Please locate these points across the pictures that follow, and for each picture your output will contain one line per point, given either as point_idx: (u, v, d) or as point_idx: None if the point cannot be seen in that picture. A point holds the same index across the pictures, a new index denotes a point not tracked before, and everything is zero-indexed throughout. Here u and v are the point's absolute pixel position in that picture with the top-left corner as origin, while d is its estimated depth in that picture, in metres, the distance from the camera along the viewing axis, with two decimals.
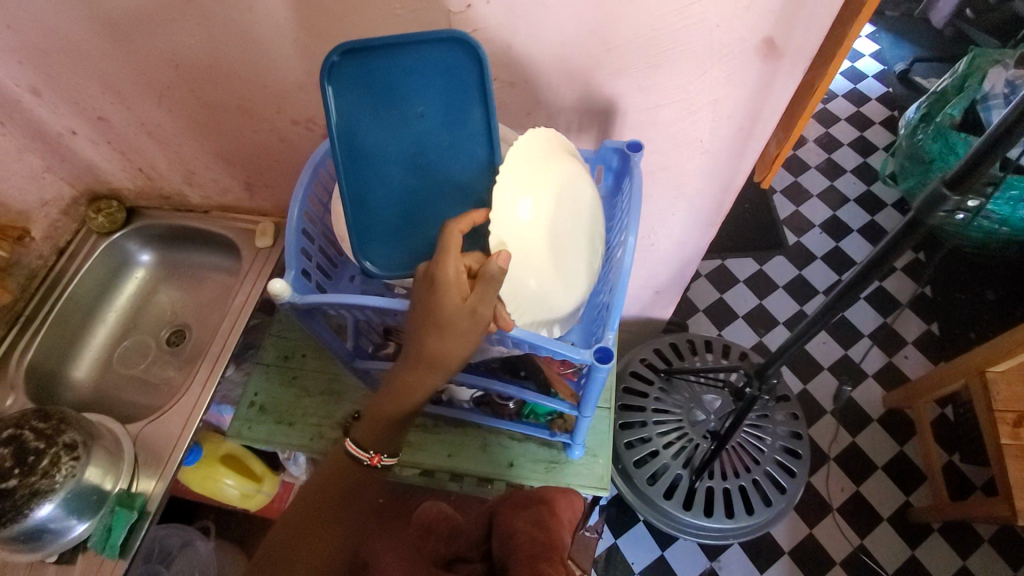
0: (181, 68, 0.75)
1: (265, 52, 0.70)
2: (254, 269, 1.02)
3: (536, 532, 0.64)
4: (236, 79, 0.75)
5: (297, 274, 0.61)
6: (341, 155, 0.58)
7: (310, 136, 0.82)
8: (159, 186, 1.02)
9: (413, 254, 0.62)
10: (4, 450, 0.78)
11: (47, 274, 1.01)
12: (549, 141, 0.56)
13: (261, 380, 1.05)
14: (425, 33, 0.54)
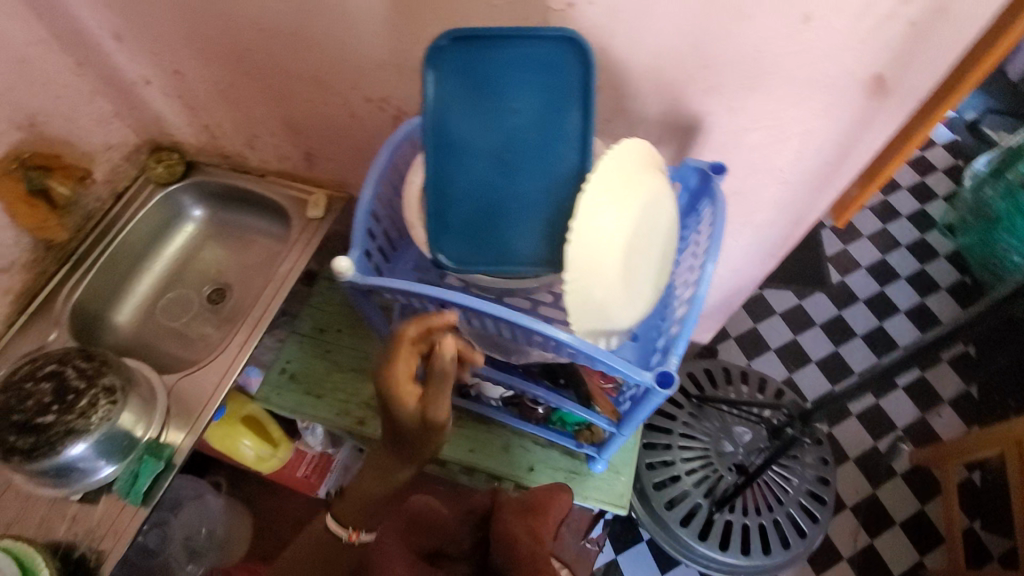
0: (265, 32, 0.75)
1: (352, 27, 0.70)
2: (303, 238, 1.02)
3: (518, 526, 0.61)
4: (318, 50, 0.75)
5: (360, 253, 0.60)
6: (429, 140, 0.58)
7: (380, 115, 0.82)
8: (220, 144, 1.03)
9: (483, 253, 0.60)
10: (44, 384, 0.78)
11: (102, 217, 1.03)
12: (645, 153, 0.53)
13: (294, 349, 1.06)
14: (533, 29, 0.54)
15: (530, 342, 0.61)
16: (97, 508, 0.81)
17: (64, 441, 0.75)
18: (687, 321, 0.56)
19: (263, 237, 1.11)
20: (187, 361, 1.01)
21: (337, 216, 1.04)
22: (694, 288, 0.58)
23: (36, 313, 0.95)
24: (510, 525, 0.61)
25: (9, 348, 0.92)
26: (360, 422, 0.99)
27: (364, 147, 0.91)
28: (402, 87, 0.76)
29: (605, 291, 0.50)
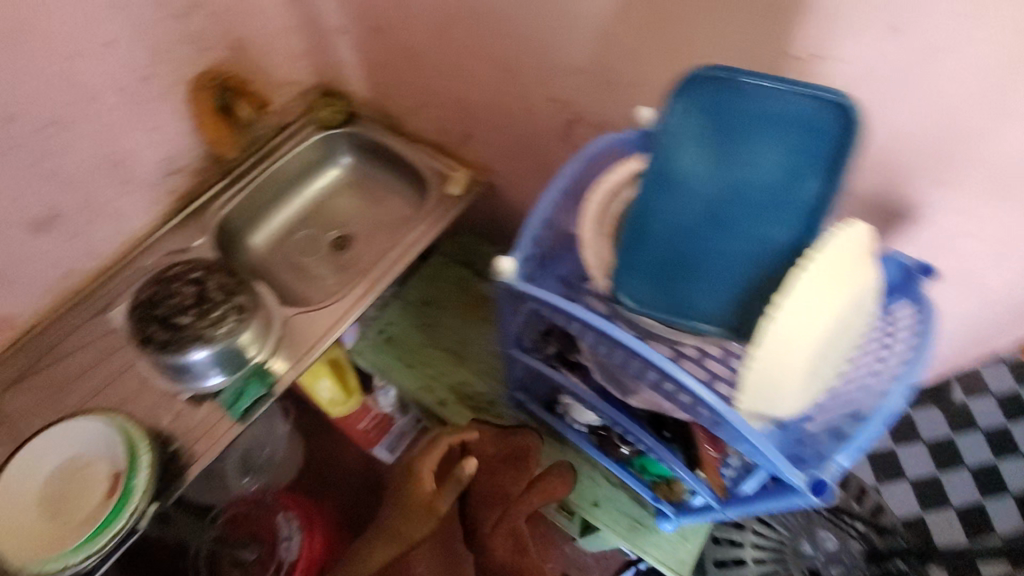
0: (475, 12, 0.77)
1: (566, 26, 0.70)
2: (436, 212, 1.03)
3: (500, 481, 0.82)
4: (520, 40, 0.76)
5: (524, 257, 0.59)
6: (647, 174, 0.54)
7: (557, 116, 0.81)
8: (385, 103, 1.07)
9: (668, 306, 0.55)
10: (188, 288, 0.84)
11: (265, 144, 1.09)
12: (875, 245, 0.48)
13: (397, 314, 1.08)
14: (805, 87, 0.47)
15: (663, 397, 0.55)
16: (200, 411, 0.86)
17: (193, 344, 0.80)
18: (862, 430, 0.51)
19: (398, 199, 1.14)
20: (302, 297, 1.05)
21: (474, 199, 1.04)
22: (877, 396, 0.53)
23: (190, 216, 1.03)
24: (495, 480, 0.82)
25: (162, 242, 1.01)
26: (442, 404, 1.00)
27: (525, 142, 0.91)
28: (590, 94, 0.75)
29: (789, 379, 0.46)
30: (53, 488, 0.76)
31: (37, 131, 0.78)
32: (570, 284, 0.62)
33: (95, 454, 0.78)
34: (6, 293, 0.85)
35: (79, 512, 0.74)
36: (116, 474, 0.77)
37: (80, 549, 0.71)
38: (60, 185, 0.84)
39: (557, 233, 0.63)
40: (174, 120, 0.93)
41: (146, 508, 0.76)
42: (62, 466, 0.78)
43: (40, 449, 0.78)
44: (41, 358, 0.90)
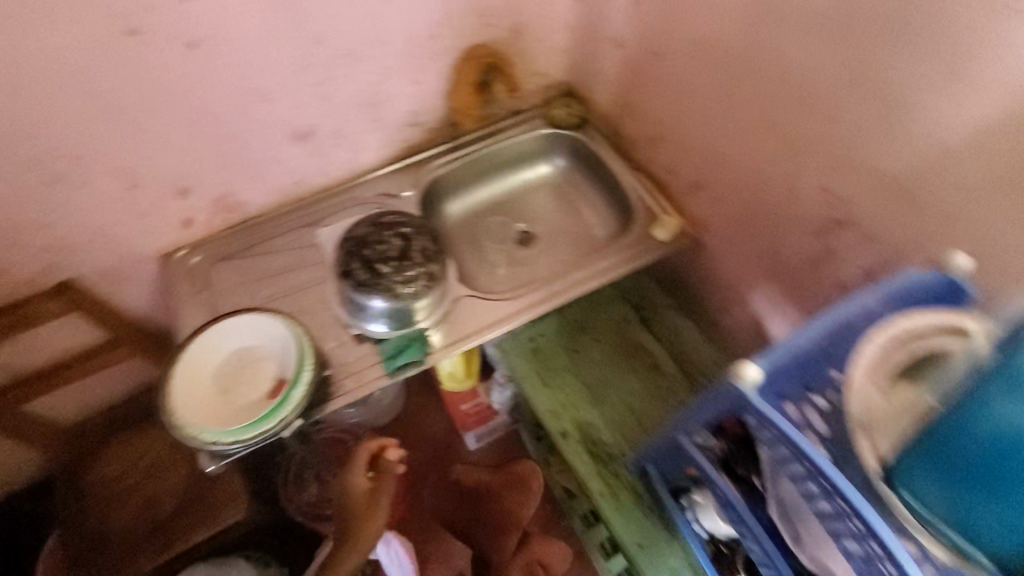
0: (784, 79, 0.72)
1: (890, 131, 0.62)
2: (631, 249, 0.98)
3: (506, 501, 1.23)
4: (821, 123, 0.69)
5: (769, 367, 0.55)
6: (994, 379, 0.41)
7: (821, 211, 0.74)
8: (624, 123, 1.04)
9: (959, 536, 0.43)
10: (396, 240, 0.86)
11: (494, 123, 1.11)
12: None
13: (550, 327, 1.03)
14: None
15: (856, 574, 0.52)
16: (357, 349, 0.90)
17: (379, 294, 0.83)
18: None
19: (594, 217, 1.12)
20: (472, 277, 1.06)
21: (676, 249, 0.97)
22: None
23: (407, 165, 1.09)
24: (497, 504, 1.23)
25: (377, 181, 1.07)
26: (563, 436, 0.94)
27: (764, 217, 0.83)
28: (876, 209, 0.67)
29: None
30: (231, 366, 0.83)
31: (331, 57, 0.86)
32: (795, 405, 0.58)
33: (272, 353, 0.84)
34: (251, 182, 0.96)
35: (243, 399, 0.81)
36: (281, 381, 0.82)
37: (232, 435, 0.76)
38: (328, 106, 0.92)
39: (806, 355, 0.55)
40: (435, 78, 0.98)
41: (291, 423, 0.79)
42: (244, 350, 0.85)
43: (234, 327, 0.85)
44: (253, 245, 1.01)
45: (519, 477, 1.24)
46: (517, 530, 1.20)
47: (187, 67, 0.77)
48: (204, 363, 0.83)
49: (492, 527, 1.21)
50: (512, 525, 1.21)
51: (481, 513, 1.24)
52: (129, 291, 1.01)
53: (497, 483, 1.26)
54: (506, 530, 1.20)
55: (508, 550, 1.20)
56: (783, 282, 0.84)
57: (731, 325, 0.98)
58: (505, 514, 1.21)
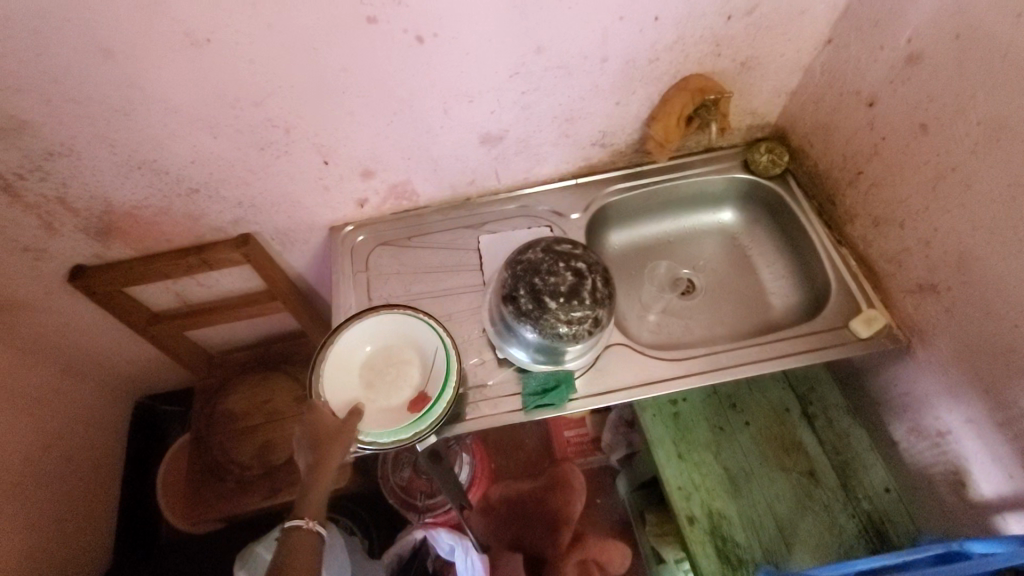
0: None
1: None
2: (818, 337, 0.85)
3: (556, 502, 1.29)
4: None
5: None
6: None
7: None
8: (841, 189, 0.89)
9: None
10: (568, 273, 0.80)
11: (683, 156, 1.02)
12: None
13: (697, 394, 0.94)
14: None
15: None
16: (499, 372, 0.87)
17: (541, 329, 0.79)
18: None
19: (771, 283, 0.99)
20: (622, 319, 0.98)
21: (875, 351, 0.83)
22: None
23: (580, 184, 1.02)
24: (547, 502, 1.29)
25: (546, 194, 1.02)
26: (690, 522, 0.84)
27: (1019, 358, 0.65)
28: None
29: None
30: (379, 363, 0.83)
31: (546, 68, 0.81)
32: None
33: (419, 361, 0.83)
34: (430, 175, 0.95)
35: (383, 400, 0.81)
36: (420, 394, 0.80)
37: (367, 435, 0.76)
38: (524, 115, 0.88)
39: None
40: (639, 102, 0.90)
41: (421, 439, 0.78)
42: (394, 350, 0.84)
43: (389, 323, 0.84)
44: (413, 235, 1.01)
45: (563, 481, 1.30)
46: (568, 527, 1.27)
47: (408, 59, 0.76)
48: (356, 352, 0.84)
49: (545, 523, 1.27)
50: (563, 522, 1.27)
51: (529, 514, 1.28)
52: (295, 252, 1.05)
53: (542, 487, 1.31)
54: (559, 526, 1.27)
55: (562, 546, 1.26)
56: (1021, 437, 0.68)
57: (916, 454, 0.83)
58: (556, 513, 1.28)
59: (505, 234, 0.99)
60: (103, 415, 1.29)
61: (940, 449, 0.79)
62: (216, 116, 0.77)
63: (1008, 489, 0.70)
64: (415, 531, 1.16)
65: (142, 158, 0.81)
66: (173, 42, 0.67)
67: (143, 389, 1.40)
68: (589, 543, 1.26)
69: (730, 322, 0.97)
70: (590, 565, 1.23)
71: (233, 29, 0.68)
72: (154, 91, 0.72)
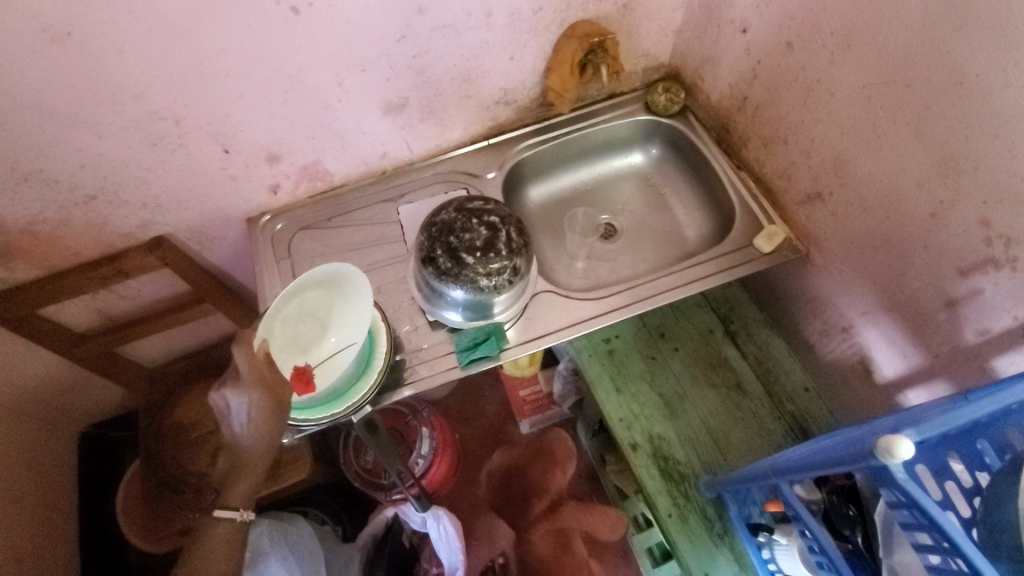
0: (932, 82, 0.60)
1: None
2: (727, 258, 0.90)
3: (538, 474, 1.29)
4: (974, 136, 0.58)
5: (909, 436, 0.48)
6: None
7: (964, 240, 0.62)
8: (733, 117, 0.94)
9: None
10: (483, 229, 0.82)
11: (587, 105, 1.05)
12: None
13: (627, 330, 0.98)
14: None
15: None
16: (433, 335, 0.89)
17: (463, 284, 0.81)
18: None
19: (685, 217, 1.04)
20: (549, 270, 1.01)
21: (779, 263, 0.88)
22: None
23: (492, 145, 1.04)
24: (528, 475, 1.30)
25: (460, 159, 1.03)
26: (633, 449, 0.89)
27: (896, 245, 0.71)
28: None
29: None
30: (310, 310, 0.81)
31: (431, 28, 0.81)
32: (943, 479, 0.51)
33: (340, 334, 0.80)
34: (338, 152, 0.95)
35: (279, 344, 0.79)
36: (304, 371, 0.77)
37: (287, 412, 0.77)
38: (420, 80, 0.88)
39: (960, 426, 0.50)
40: (532, 54, 0.92)
41: (345, 418, 0.80)
42: (330, 311, 0.82)
43: (352, 285, 0.82)
44: (333, 215, 1.01)
45: (545, 453, 1.31)
46: (546, 496, 1.26)
47: (288, 33, 0.75)
48: None
49: (524, 494, 1.28)
50: (542, 493, 1.27)
51: (510, 489, 1.29)
52: (215, 250, 1.03)
53: (525, 459, 1.32)
54: (537, 496, 1.27)
55: (537, 516, 1.25)
56: (908, 318, 0.74)
57: (828, 351, 0.89)
58: (535, 483, 1.28)
59: (424, 203, 1.00)
60: (47, 448, 1.25)
61: (848, 344, 0.85)
62: (98, 114, 0.74)
63: (904, 367, 0.77)
64: (386, 509, 1.19)
65: (26, 169, 0.77)
66: (32, 38, 0.65)
67: (84, 418, 1.36)
68: (566, 515, 1.22)
69: (651, 258, 1.02)
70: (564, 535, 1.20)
71: (96, 18, 0.65)
72: (22, 93, 0.69)
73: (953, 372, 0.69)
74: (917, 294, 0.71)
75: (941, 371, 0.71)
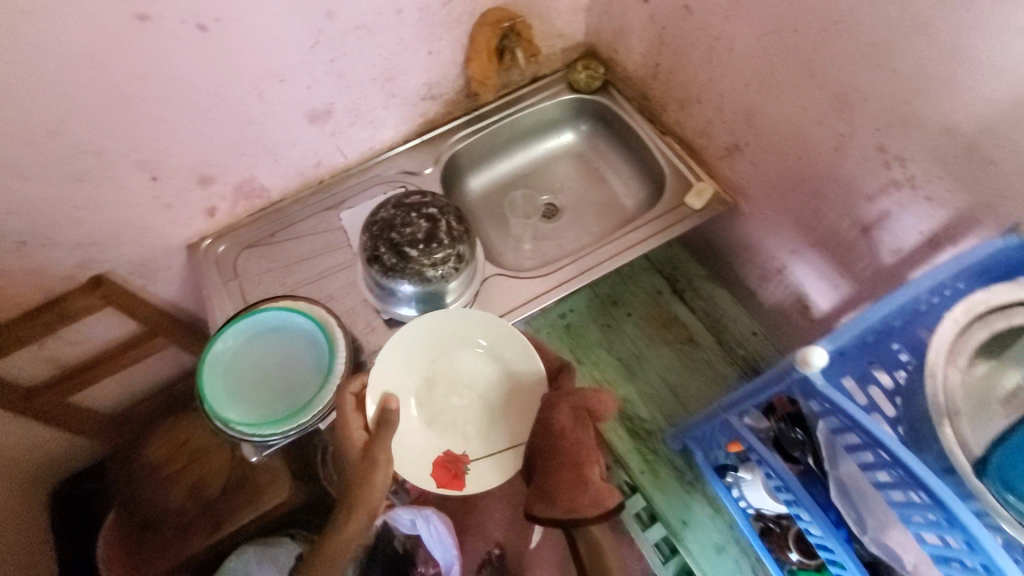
0: (815, 25, 0.64)
1: (932, 86, 0.56)
2: (663, 219, 0.94)
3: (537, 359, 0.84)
4: (858, 70, 0.62)
5: (828, 349, 0.51)
6: None
7: (871, 171, 0.66)
8: (650, 85, 0.98)
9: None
10: (423, 222, 0.84)
11: (513, 91, 1.08)
12: None
13: (580, 302, 1.01)
14: None
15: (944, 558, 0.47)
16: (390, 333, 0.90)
17: (410, 277, 0.82)
18: None
19: (621, 186, 1.07)
20: (498, 255, 1.03)
21: (710, 217, 0.93)
22: None
23: (425, 141, 1.05)
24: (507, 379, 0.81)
25: (395, 159, 1.05)
26: None
27: (810, 183, 0.75)
28: (924, 165, 0.60)
29: None
30: (472, 383, 0.83)
31: (344, 31, 0.82)
32: (866, 386, 0.55)
33: (503, 425, 0.81)
34: (272, 166, 0.95)
35: (428, 417, 0.81)
36: (456, 464, 0.78)
37: (260, 434, 0.77)
38: (342, 84, 0.89)
39: (874, 331, 0.52)
40: (449, 47, 0.94)
41: (312, 426, 0.79)
42: (494, 392, 0.83)
43: (522, 365, 0.82)
44: (275, 231, 1.00)
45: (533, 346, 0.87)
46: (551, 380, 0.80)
47: (200, 51, 0.74)
48: (250, 319, 0.84)
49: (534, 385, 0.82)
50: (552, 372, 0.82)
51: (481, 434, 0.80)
52: (160, 281, 1.01)
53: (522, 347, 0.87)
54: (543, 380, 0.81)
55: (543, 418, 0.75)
56: (832, 251, 0.78)
57: (767, 295, 0.94)
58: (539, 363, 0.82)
59: (364, 206, 1.01)
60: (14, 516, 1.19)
61: (784, 284, 0.89)
62: (15, 157, 0.72)
63: (835, 297, 0.81)
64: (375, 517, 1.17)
65: None
66: None
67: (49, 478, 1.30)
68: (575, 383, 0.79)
69: (594, 231, 1.05)
70: (578, 415, 0.74)
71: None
72: None
73: (877, 295, 0.74)
74: (835, 226, 0.75)
75: (867, 296, 0.76)
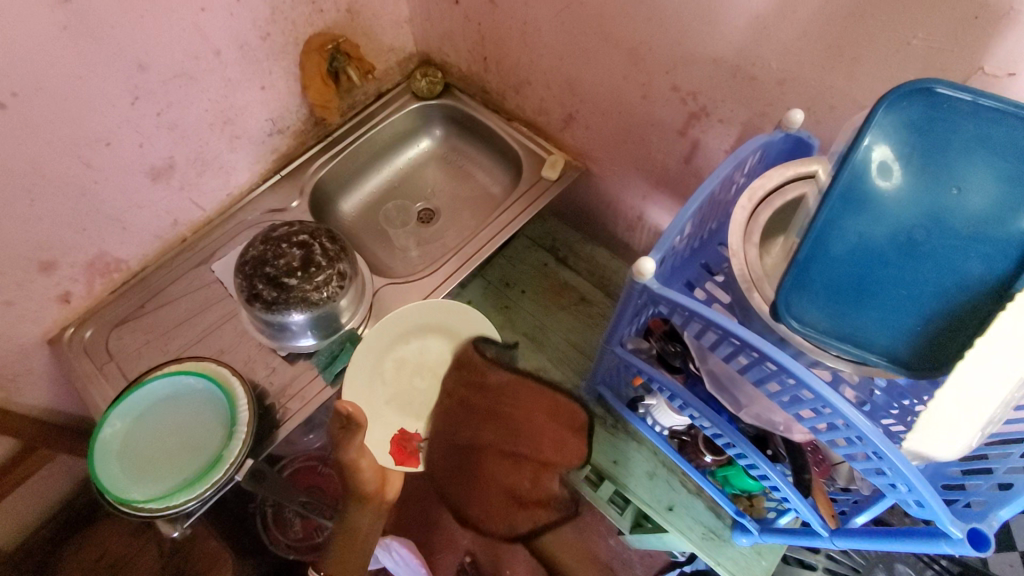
0: None
1: (698, 25, 0.65)
2: (529, 194, 1.00)
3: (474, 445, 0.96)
4: (641, 24, 0.71)
5: (661, 257, 0.58)
6: (834, 193, 0.47)
7: (678, 109, 0.75)
8: (485, 78, 1.05)
9: (836, 323, 0.47)
10: (296, 250, 0.85)
11: (362, 110, 1.11)
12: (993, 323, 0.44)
13: (477, 293, 1.05)
14: (1009, 101, 0.43)
15: (795, 405, 0.54)
16: (294, 369, 0.89)
17: (296, 306, 0.82)
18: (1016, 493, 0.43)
19: (486, 176, 1.13)
20: (387, 268, 1.06)
21: (568, 183, 1.01)
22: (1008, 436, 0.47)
23: (285, 176, 1.06)
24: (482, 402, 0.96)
25: (257, 200, 1.04)
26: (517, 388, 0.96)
27: (638, 131, 0.84)
28: (719, 92, 0.69)
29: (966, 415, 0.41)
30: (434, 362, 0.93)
31: (163, 81, 0.81)
32: (702, 285, 0.65)
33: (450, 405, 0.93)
34: (123, 235, 0.90)
35: (391, 394, 0.90)
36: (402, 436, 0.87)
37: (172, 509, 0.72)
38: (177, 136, 0.87)
39: (691, 236, 0.61)
40: (283, 79, 0.95)
41: (229, 481, 0.76)
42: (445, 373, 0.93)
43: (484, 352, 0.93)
44: (147, 300, 0.95)
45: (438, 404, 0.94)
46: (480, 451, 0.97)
47: (6, 131, 0.69)
48: (134, 397, 0.79)
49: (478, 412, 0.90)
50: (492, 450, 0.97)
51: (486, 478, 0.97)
52: (24, 388, 0.91)
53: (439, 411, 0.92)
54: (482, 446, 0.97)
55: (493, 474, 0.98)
56: (672, 189, 0.88)
57: (637, 241, 1.03)
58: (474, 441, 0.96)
59: (235, 252, 0.99)
60: None
61: (646, 227, 0.99)
62: None
63: None
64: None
65: None
66: None
67: None
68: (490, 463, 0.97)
69: (470, 221, 1.10)
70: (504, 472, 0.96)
71: None
72: None
73: None
74: (666, 166, 0.85)
75: None
